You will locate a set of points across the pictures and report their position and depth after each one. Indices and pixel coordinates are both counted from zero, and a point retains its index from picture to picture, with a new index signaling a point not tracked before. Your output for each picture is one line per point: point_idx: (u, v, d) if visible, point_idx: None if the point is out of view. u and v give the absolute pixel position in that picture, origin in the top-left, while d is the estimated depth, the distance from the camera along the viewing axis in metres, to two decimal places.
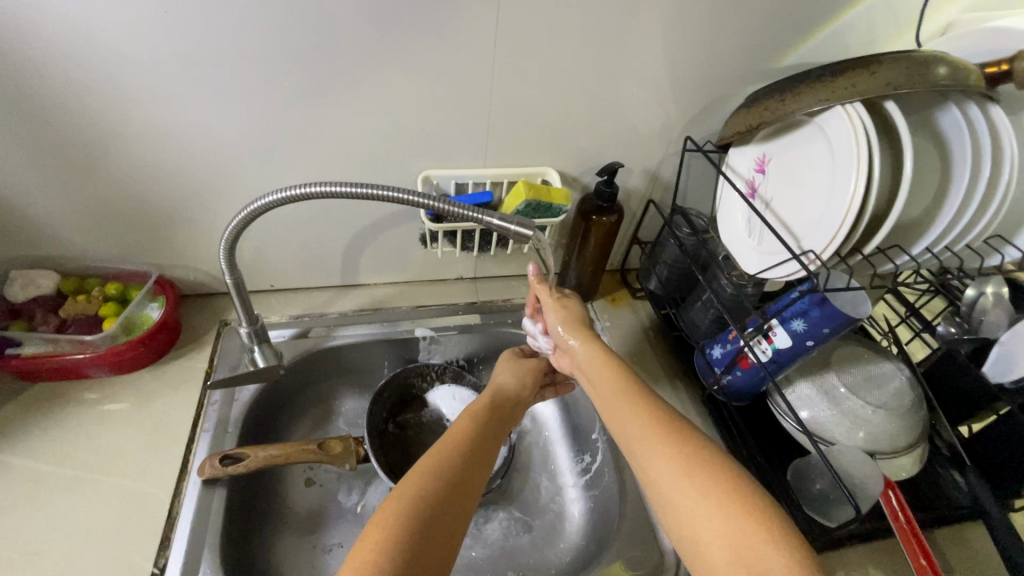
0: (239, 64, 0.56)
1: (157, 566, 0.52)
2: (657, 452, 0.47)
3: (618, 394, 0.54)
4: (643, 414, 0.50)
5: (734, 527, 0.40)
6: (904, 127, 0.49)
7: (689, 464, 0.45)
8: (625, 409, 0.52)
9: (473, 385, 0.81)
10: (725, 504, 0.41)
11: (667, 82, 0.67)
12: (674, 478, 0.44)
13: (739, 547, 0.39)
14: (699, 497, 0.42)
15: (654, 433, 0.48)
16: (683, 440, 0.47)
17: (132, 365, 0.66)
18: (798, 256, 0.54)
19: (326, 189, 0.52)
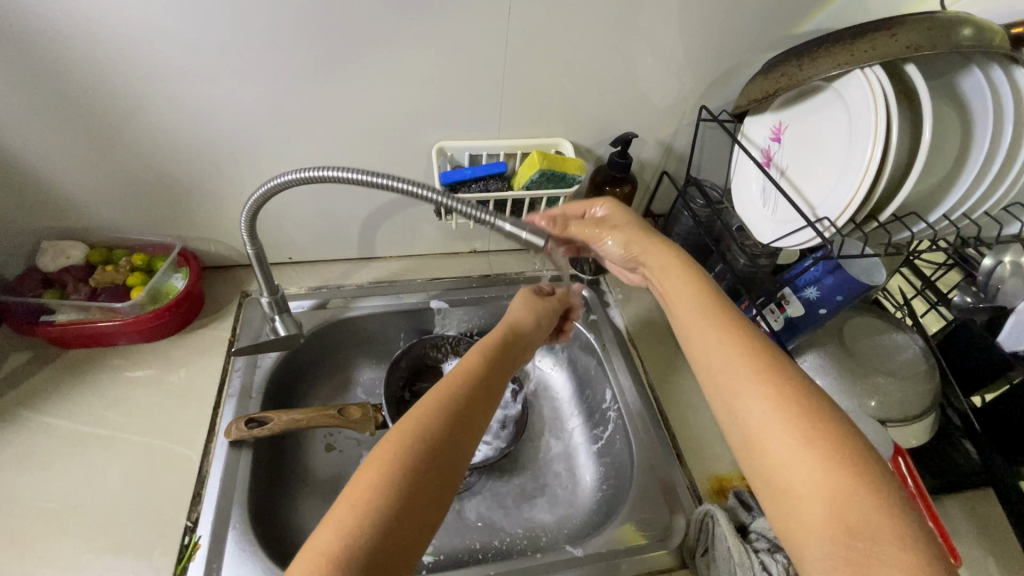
0: (254, 35, 0.56)
1: (190, 519, 0.55)
2: (755, 391, 0.42)
3: (706, 320, 0.48)
4: (739, 344, 0.45)
5: (836, 484, 0.36)
6: (925, 89, 0.48)
7: (792, 409, 0.40)
8: (717, 338, 0.46)
9: None
10: (832, 457, 0.37)
11: (683, 51, 0.66)
12: (773, 424, 0.40)
13: (841, 505, 0.35)
14: (801, 447, 0.38)
15: (748, 367, 0.43)
16: (787, 383, 0.42)
17: (160, 333, 0.69)
18: (813, 223, 0.54)
19: (338, 175, 0.51)
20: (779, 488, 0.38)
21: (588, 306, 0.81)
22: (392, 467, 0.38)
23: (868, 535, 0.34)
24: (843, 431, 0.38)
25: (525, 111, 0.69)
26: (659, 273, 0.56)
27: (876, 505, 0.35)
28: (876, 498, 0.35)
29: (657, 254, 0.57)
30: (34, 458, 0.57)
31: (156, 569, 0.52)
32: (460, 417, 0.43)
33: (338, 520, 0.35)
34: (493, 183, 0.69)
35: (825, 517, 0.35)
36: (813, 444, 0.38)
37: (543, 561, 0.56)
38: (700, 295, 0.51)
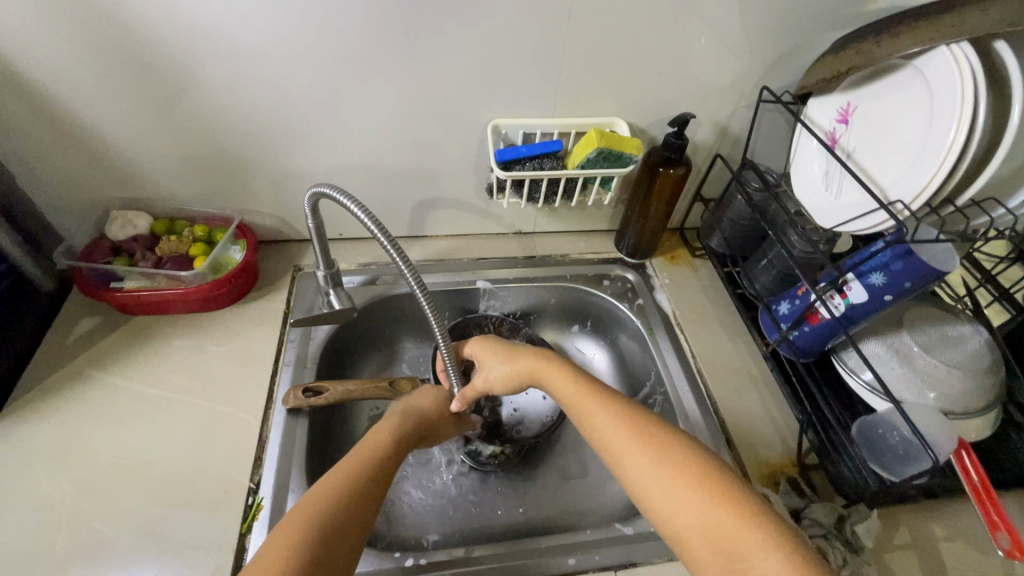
0: (320, 7, 0.57)
1: (253, 481, 0.57)
2: (628, 447, 0.47)
3: (581, 398, 0.54)
4: (607, 412, 0.51)
5: (708, 514, 0.41)
6: (1017, 67, 0.46)
7: (660, 454, 0.46)
8: (592, 411, 0.52)
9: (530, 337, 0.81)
10: (703, 491, 0.42)
11: (748, 29, 0.64)
12: (648, 471, 0.45)
13: (715, 529, 0.40)
14: (675, 485, 0.43)
15: (630, 436, 0.48)
16: (654, 436, 0.47)
17: (219, 303, 0.71)
18: (886, 206, 0.53)
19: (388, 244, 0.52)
20: (668, 530, 0.43)
21: (634, 290, 0.81)
22: (309, 521, 0.42)
23: (741, 551, 0.39)
24: (709, 468, 0.44)
25: (582, 89, 0.69)
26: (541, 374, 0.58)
27: (741, 523, 0.40)
28: (746, 518, 0.40)
29: (526, 360, 0.60)
30: (107, 416, 0.60)
31: (222, 526, 0.54)
32: (371, 483, 0.48)
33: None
34: (547, 162, 0.69)
35: (705, 545, 0.40)
36: (685, 486, 0.43)
37: (591, 538, 0.57)
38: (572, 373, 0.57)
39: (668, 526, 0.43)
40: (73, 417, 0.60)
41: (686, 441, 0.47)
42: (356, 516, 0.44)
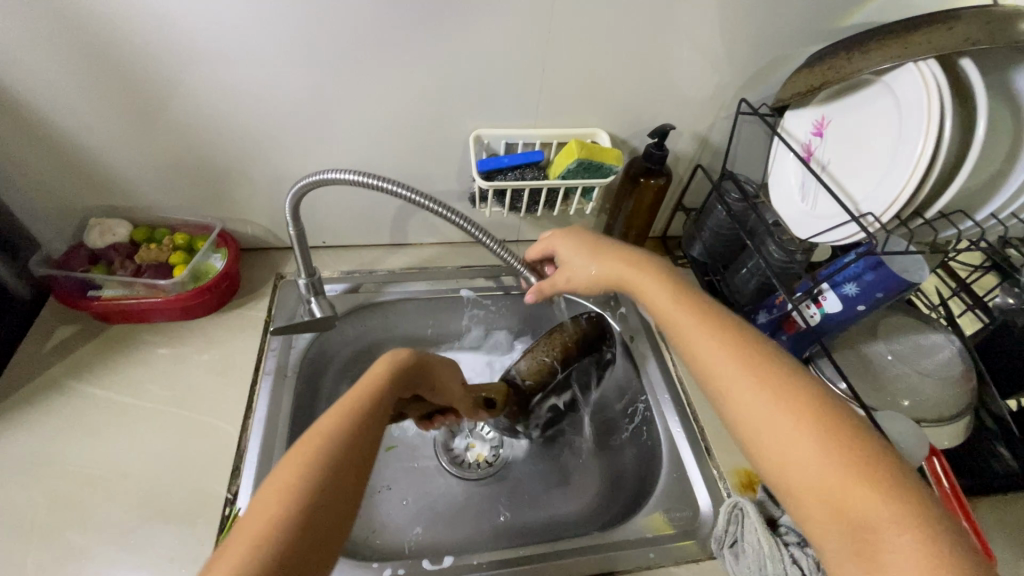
0: (299, 16, 0.57)
1: (230, 492, 0.57)
2: (744, 382, 0.43)
3: (684, 319, 0.49)
4: (713, 341, 0.46)
5: (831, 467, 0.37)
6: (980, 85, 0.48)
7: (784, 393, 0.41)
8: (701, 337, 0.47)
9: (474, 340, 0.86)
10: (832, 443, 0.38)
11: (725, 44, 0.65)
12: (768, 410, 0.41)
13: (839, 486, 0.36)
14: (800, 431, 0.39)
15: (743, 369, 0.43)
16: (773, 372, 0.43)
17: (200, 312, 0.70)
18: (857, 218, 0.54)
19: (405, 193, 0.56)
20: (783, 478, 0.39)
21: (616, 299, 0.82)
22: (285, 495, 0.37)
23: (862, 513, 0.35)
24: (839, 415, 0.39)
25: (563, 101, 0.69)
26: (634, 282, 0.55)
27: (868, 484, 0.35)
28: (880, 484, 0.35)
29: (618, 267, 0.57)
30: (82, 427, 0.59)
31: (198, 538, 0.53)
32: (356, 437, 0.42)
33: (258, 510, 0.36)
34: (529, 172, 0.69)
35: (818, 502, 0.37)
36: (802, 428, 0.39)
37: (569, 546, 0.57)
38: (675, 294, 0.52)
39: (785, 474, 0.39)
40: (46, 428, 0.59)
41: (808, 378, 0.42)
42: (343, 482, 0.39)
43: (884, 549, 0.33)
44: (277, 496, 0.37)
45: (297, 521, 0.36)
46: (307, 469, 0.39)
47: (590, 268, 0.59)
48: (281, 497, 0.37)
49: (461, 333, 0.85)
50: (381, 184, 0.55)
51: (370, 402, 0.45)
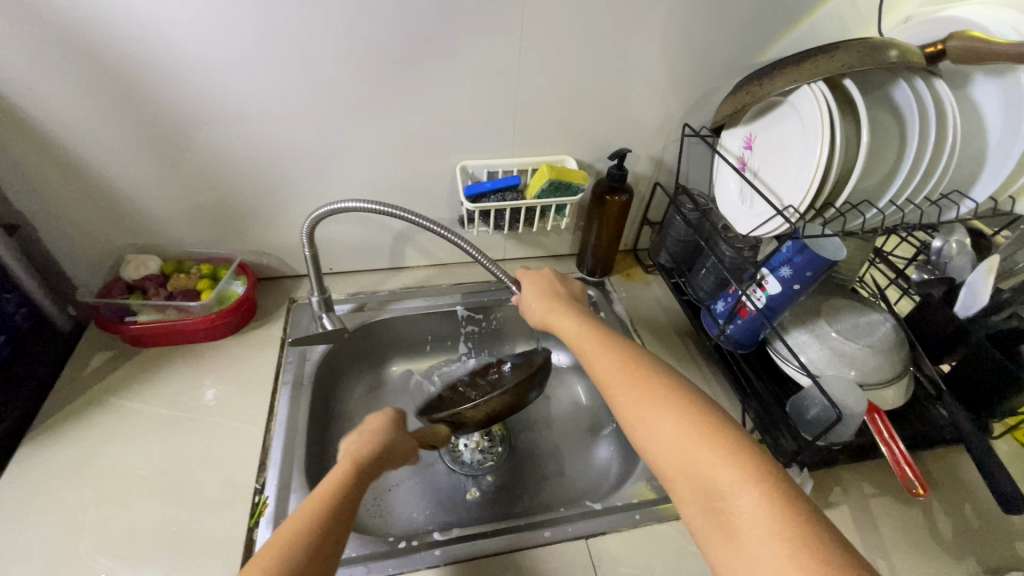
0: (310, 72, 0.68)
1: (259, 482, 0.63)
2: (625, 386, 0.51)
3: (589, 343, 0.58)
4: (610, 359, 0.55)
5: (692, 446, 0.44)
6: (860, 99, 0.60)
7: (656, 395, 0.49)
8: (597, 356, 0.56)
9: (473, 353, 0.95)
10: (696, 432, 0.45)
11: (666, 78, 0.78)
12: (644, 411, 0.48)
13: (698, 464, 0.43)
14: (673, 426, 0.46)
15: (628, 376, 0.52)
16: (650, 376, 0.51)
17: (221, 332, 0.78)
18: (781, 211, 0.65)
19: (454, 239, 0.74)
20: (659, 462, 0.45)
21: (595, 304, 0.92)
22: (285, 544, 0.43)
23: (718, 484, 0.41)
24: (699, 410, 0.46)
25: (534, 133, 0.81)
26: (552, 318, 0.66)
27: (721, 457, 0.42)
28: (725, 454, 0.42)
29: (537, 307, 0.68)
30: (123, 435, 0.66)
31: (233, 523, 0.59)
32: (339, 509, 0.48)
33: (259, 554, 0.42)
34: (509, 194, 0.79)
35: (683, 476, 0.43)
36: (670, 417, 0.46)
37: (566, 513, 0.63)
38: (580, 324, 0.62)
39: (659, 457, 0.45)
40: (87, 437, 0.66)
41: (680, 381, 0.50)
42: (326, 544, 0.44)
43: (733, 509, 0.39)
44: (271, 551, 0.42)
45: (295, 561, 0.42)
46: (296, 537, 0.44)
47: (533, 303, 0.70)
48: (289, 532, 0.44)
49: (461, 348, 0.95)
50: (391, 208, 0.70)
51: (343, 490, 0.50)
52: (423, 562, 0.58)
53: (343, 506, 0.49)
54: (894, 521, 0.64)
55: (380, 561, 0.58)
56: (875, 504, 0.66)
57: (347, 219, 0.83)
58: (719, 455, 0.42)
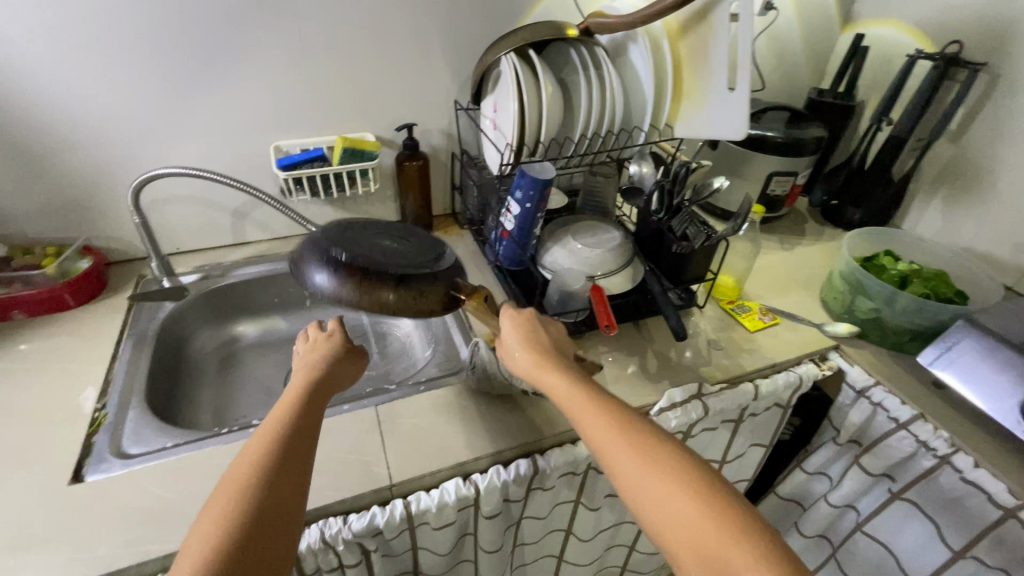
0: (123, 74, 0.84)
1: (99, 404, 0.76)
2: (625, 457, 0.52)
3: (584, 409, 0.57)
4: (606, 425, 0.55)
5: (699, 523, 0.46)
6: (537, 64, 0.85)
7: (657, 467, 0.50)
8: (592, 423, 0.56)
9: (317, 308, 1.13)
10: (700, 508, 0.47)
11: (433, 64, 1.01)
12: (644, 485, 0.50)
13: (704, 543, 0.45)
14: (678, 502, 0.48)
15: (628, 446, 0.53)
16: (650, 446, 0.52)
17: (70, 303, 0.90)
18: (501, 148, 0.87)
19: (268, 198, 0.92)
20: (667, 542, 0.47)
21: None
22: (223, 523, 0.46)
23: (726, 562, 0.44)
24: (701, 478, 0.49)
25: (336, 116, 1.01)
26: (538, 375, 0.63)
27: (728, 534, 0.45)
28: (730, 528, 0.45)
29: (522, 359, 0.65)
30: None
31: (72, 433, 0.71)
32: (285, 457, 0.52)
33: (197, 541, 0.46)
34: (318, 163, 0.97)
35: (691, 554, 0.45)
36: (676, 492, 0.48)
37: (368, 392, 0.81)
38: (573, 381, 0.60)
39: (666, 535, 0.47)
40: None
41: (681, 450, 0.52)
42: (274, 513, 0.48)
43: None
44: (214, 526, 0.46)
45: (231, 536, 0.46)
46: (231, 514, 0.47)
47: (518, 355, 0.65)
48: (222, 513, 0.47)
49: (306, 305, 1.11)
50: (201, 172, 0.86)
51: (287, 438, 0.54)
52: (240, 437, 0.73)
53: (280, 453, 0.52)
54: (616, 365, 0.86)
55: (201, 441, 0.73)
56: (605, 358, 0.87)
57: (183, 200, 0.99)
58: (726, 534, 0.45)
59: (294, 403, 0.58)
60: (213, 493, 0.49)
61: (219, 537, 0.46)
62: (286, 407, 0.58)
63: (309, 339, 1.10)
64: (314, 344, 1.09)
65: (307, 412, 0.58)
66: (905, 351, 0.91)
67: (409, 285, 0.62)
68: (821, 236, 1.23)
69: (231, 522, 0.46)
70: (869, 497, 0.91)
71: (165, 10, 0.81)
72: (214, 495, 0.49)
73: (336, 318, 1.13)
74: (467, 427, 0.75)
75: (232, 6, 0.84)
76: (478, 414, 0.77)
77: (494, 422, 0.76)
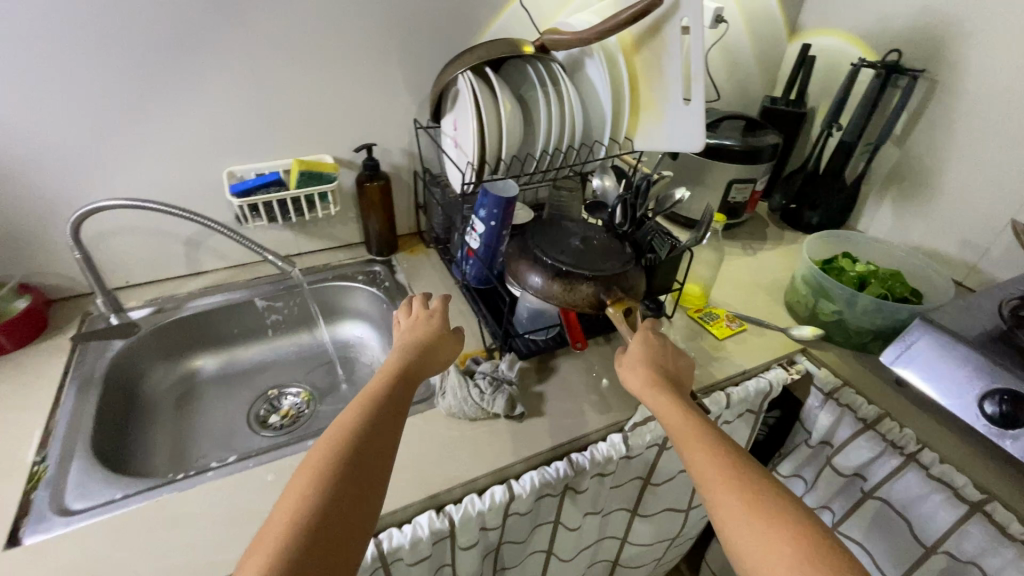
0: (56, 101, 0.79)
1: (38, 457, 0.70)
2: (724, 486, 0.53)
3: (688, 436, 0.59)
4: (710, 454, 0.56)
5: (796, 562, 0.47)
6: (495, 82, 0.84)
7: (760, 502, 0.51)
8: (694, 449, 0.58)
9: (280, 337, 1.08)
10: (801, 547, 0.48)
11: (390, 83, 0.99)
12: (741, 515, 0.51)
13: None
14: (778, 539, 0.49)
15: (731, 478, 0.54)
16: (753, 484, 0.53)
17: (6, 346, 0.84)
18: (463, 167, 0.86)
19: (221, 226, 0.88)
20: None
21: (379, 277, 1.09)
22: (304, 498, 0.47)
23: None
24: (801, 522, 0.50)
25: (291, 138, 0.98)
26: (649, 399, 0.65)
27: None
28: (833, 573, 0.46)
29: (637, 378, 0.68)
30: None
31: (8, 491, 0.66)
32: (371, 441, 0.53)
33: (283, 508, 0.47)
34: (273, 188, 0.94)
35: None
36: (775, 529, 0.49)
37: None
38: (682, 409, 0.62)
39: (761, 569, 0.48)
40: None
41: (786, 494, 0.53)
42: (353, 497, 0.49)
43: None
44: (300, 494, 0.48)
45: (314, 515, 0.46)
46: (317, 485, 0.48)
47: (634, 375, 0.68)
48: (308, 483, 0.48)
49: (268, 335, 1.07)
50: (146, 203, 0.81)
51: (377, 423, 0.55)
52: (197, 482, 0.69)
53: (369, 439, 0.53)
54: (589, 381, 0.85)
55: (153, 490, 0.68)
56: (578, 374, 0.86)
57: (130, 231, 0.94)
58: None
59: (387, 385, 0.60)
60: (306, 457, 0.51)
61: (301, 509, 0.47)
62: (376, 389, 0.60)
63: (273, 370, 1.06)
64: (278, 375, 1.05)
65: (395, 399, 0.59)
66: (868, 350, 0.93)
67: (571, 279, 0.75)
68: (782, 240, 1.26)
69: (313, 496, 0.47)
70: (843, 497, 0.92)
71: (101, 35, 0.77)
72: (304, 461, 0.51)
73: (301, 346, 1.09)
74: (440, 455, 0.73)
75: (173, 28, 0.80)
76: (450, 441, 0.75)
77: (466, 449, 0.73)
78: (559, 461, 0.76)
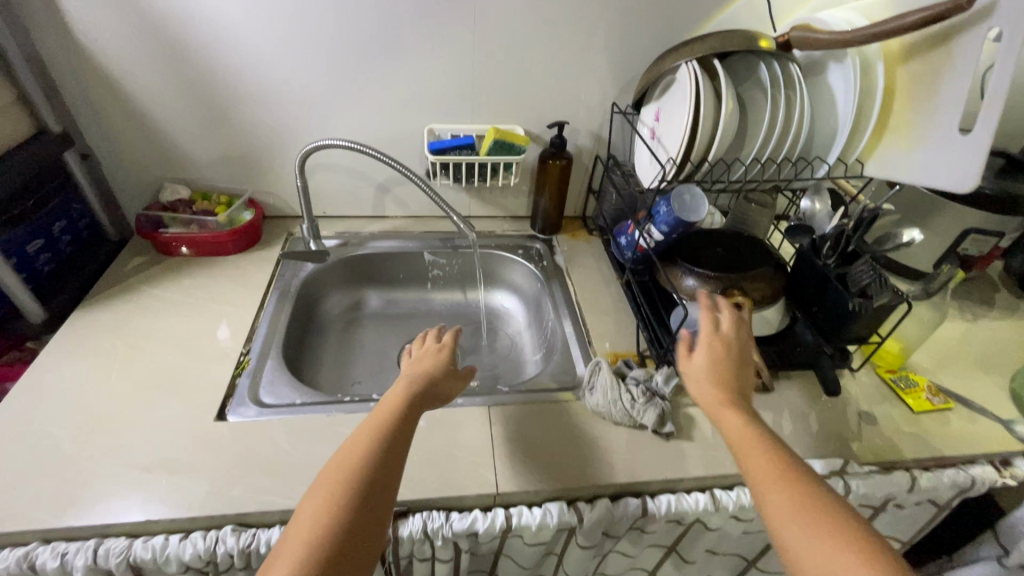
0: (309, 45, 0.89)
1: (244, 350, 0.82)
2: (782, 489, 0.51)
3: (746, 441, 0.56)
4: (767, 463, 0.53)
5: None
6: (721, 75, 0.77)
7: (816, 516, 0.48)
8: (750, 453, 0.55)
9: (436, 290, 1.15)
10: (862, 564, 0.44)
11: (597, 64, 0.96)
12: (791, 524, 0.48)
13: None
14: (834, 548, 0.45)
15: (789, 487, 0.51)
16: (810, 493, 0.50)
17: (231, 249, 0.99)
18: (662, 162, 0.81)
19: (416, 180, 0.94)
20: None
21: (539, 255, 1.09)
22: (325, 510, 0.48)
23: None
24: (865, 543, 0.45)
25: (490, 106, 1.00)
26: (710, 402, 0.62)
27: None
28: None
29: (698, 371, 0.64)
30: (147, 310, 0.87)
31: (221, 372, 0.78)
32: (387, 463, 0.54)
33: (302, 523, 0.48)
34: (466, 151, 0.97)
35: None
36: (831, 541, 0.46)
37: (480, 391, 0.81)
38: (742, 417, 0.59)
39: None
40: (121, 311, 0.86)
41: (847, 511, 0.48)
42: (371, 511, 0.50)
43: None
44: (322, 509, 0.49)
45: (330, 531, 0.47)
46: (335, 502, 0.49)
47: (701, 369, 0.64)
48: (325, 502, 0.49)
49: (427, 286, 1.14)
50: (362, 148, 0.89)
51: (389, 441, 0.56)
52: (360, 409, 0.76)
53: (383, 457, 0.54)
54: None
55: (325, 404, 0.76)
56: None
57: (338, 169, 1.04)
58: None
59: (399, 406, 0.60)
60: (319, 480, 0.52)
61: (320, 522, 0.48)
62: (389, 410, 0.60)
63: (425, 319, 1.12)
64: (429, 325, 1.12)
65: (408, 421, 0.59)
66: None
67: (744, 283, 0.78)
68: (1014, 311, 1.03)
69: (329, 510, 0.48)
70: None
71: None
72: (320, 482, 0.52)
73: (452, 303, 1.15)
74: (578, 449, 0.72)
75: None
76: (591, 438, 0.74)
77: (607, 452, 0.71)
78: (700, 492, 0.71)
